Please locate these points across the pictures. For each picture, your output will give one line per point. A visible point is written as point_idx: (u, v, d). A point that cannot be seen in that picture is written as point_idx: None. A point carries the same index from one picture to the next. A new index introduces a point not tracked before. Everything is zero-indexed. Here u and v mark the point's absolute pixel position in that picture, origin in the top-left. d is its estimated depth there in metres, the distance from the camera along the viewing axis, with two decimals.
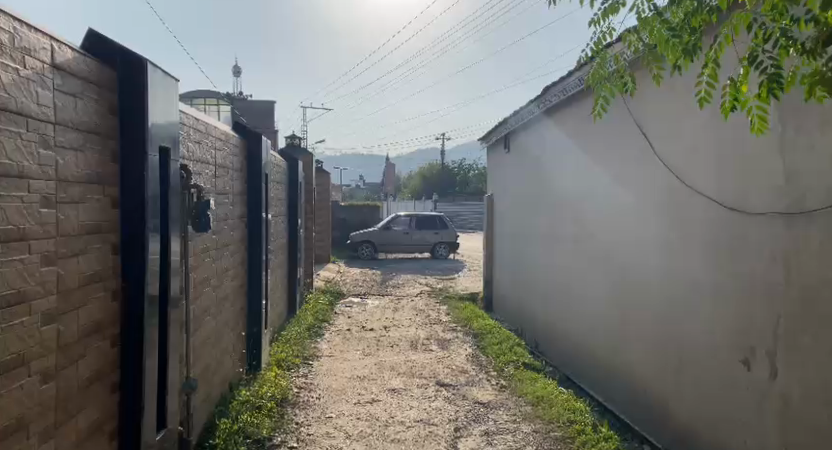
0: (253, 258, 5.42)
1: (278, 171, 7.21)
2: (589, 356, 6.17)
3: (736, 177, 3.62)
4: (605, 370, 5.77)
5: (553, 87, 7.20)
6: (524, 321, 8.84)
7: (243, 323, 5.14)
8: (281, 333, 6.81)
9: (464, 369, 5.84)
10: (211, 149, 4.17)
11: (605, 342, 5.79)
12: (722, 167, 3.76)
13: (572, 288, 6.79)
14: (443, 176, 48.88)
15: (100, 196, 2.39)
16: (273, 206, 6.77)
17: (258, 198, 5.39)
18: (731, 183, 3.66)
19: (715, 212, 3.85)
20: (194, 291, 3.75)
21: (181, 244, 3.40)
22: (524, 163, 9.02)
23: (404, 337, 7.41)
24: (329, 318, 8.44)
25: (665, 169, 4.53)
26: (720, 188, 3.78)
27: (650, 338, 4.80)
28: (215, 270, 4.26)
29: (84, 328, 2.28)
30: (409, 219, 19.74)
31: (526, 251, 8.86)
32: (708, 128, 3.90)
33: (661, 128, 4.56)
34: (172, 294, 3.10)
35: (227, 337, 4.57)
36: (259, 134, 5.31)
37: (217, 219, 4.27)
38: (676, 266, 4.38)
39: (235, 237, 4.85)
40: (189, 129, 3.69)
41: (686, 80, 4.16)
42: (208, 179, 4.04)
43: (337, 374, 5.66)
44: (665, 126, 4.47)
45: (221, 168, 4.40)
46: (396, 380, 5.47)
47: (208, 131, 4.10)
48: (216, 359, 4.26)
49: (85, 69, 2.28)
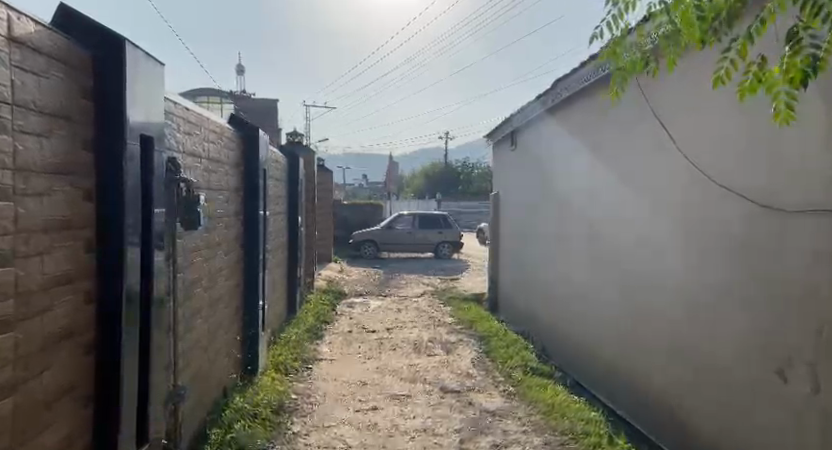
0: (250, 257, 5.19)
1: (278, 168, 6.99)
2: (597, 360, 5.92)
3: (767, 172, 3.37)
4: (612, 373, 5.55)
5: (560, 82, 6.95)
6: (529, 323, 8.60)
7: (238, 326, 4.89)
8: (280, 336, 6.56)
9: (470, 374, 5.60)
10: (203, 142, 3.92)
11: (614, 347, 5.54)
12: (750, 162, 3.51)
13: (580, 289, 6.53)
14: (446, 175, 48.61)
15: (70, 189, 2.15)
16: (272, 203, 6.52)
17: (255, 195, 5.15)
18: (761, 179, 3.41)
19: (741, 210, 3.59)
20: (182, 293, 3.50)
21: (169, 241, 3.16)
22: (529, 161, 8.76)
23: (407, 339, 7.17)
24: (330, 320, 8.20)
25: (683, 163, 4.29)
26: (748, 183, 3.53)
27: (667, 343, 4.54)
28: (207, 269, 4.01)
29: (48, 337, 2.03)
30: (412, 218, 19.49)
31: (532, 250, 8.60)
32: (733, 120, 3.65)
33: (678, 121, 4.31)
34: (155, 297, 2.84)
35: (221, 339, 4.32)
36: (256, 128, 5.07)
37: (209, 216, 4.02)
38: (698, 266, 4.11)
39: (230, 237, 4.62)
40: (179, 119, 3.44)
41: (708, 69, 3.91)
42: (200, 174, 3.80)
43: (337, 379, 5.42)
44: (684, 118, 4.22)
45: (214, 162, 4.15)
46: (398, 386, 5.23)
47: (200, 123, 3.87)
48: (209, 364, 4.02)
49: (50, 45, 2.03)
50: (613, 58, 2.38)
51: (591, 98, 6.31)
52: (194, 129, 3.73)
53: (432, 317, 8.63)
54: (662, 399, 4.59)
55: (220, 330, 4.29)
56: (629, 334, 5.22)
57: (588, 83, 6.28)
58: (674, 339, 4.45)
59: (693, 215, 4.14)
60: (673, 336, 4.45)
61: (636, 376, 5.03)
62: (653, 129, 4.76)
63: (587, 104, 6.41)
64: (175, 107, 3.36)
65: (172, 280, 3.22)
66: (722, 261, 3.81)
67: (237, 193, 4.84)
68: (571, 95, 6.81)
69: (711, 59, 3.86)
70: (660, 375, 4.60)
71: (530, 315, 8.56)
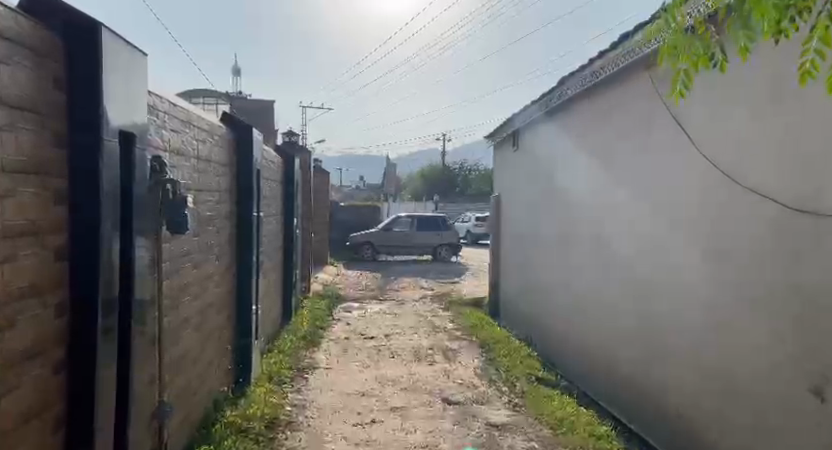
0: (242, 261, 4.95)
1: (273, 168, 6.76)
2: (621, 375, 5.75)
3: (827, 178, 3.21)
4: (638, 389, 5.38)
5: (568, 78, 6.74)
6: (532, 329, 8.39)
7: (230, 335, 4.65)
8: (274, 344, 6.32)
9: (473, 384, 5.37)
10: (192, 140, 3.69)
11: (641, 358, 5.33)
12: (808, 167, 3.34)
13: (595, 295, 6.36)
14: (444, 177, 48.31)
15: (37, 190, 1.91)
16: (266, 205, 6.28)
17: (249, 196, 4.92)
18: (821, 184, 3.25)
19: (799, 217, 3.43)
20: (170, 302, 3.27)
21: (153, 246, 2.92)
22: (532, 162, 8.55)
23: (405, 346, 6.95)
24: (327, 326, 7.95)
25: (721, 169, 4.12)
26: (809, 188, 3.34)
27: (703, 355, 4.45)
28: (196, 276, 3.77)
29: (10, 357, 1.80)
30: (410, 220, 19.20)
31: (535, 254, 8.38)
32: (787, 123, 3.48)
33: (718, 125, 4.15)
34: (138, 307, 2.61)
35: (212, 349, 4.09)
36: (249, 125, 4.85)
37: (198, 220, 3.79)
38: (742, 277, 3.97)
39: (221, 240, 4.39)
40: (165, 115, 3.21)
41: (753, 71, 3.74)
42: (188, 173, 3.57)
43: (334, 390, 5.19)
44: (725, 124, 4.06)
45: (203, 162, 3.92)
46: (397, 397, 5.00)
47: (189, 121, 3.64)
48: (199, 376, 3.79)
49: (13, 28, 1.79)
50: (670, 54, 2.07)
51: (607, 92, 6.11)
52: (182, 127, 3.50)
53: (431, 323, 8.40)
54: (701, 420, 4.43)
55: (210, 340, 4.05)
56: (658, 348, 5.12)
57: (602, 77, 6.08)
58: (711, 351, 4.36)
59: (736, 217, 4.00)
60: (708, 347, 4.36)
61: (670, 393, 4.88)
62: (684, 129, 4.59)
63: (603, 99, 6.21)
64: (160, 102, 3.13)
65: (156, 288, 2.99)
66: (775, 267, 3.64)
67: (229, 194, 4.61)
68: (584, 89, 6.59)
69: (758, 62, 3.69)
70: (700, 400, 4.47)
71: (534, 321, 8.33)
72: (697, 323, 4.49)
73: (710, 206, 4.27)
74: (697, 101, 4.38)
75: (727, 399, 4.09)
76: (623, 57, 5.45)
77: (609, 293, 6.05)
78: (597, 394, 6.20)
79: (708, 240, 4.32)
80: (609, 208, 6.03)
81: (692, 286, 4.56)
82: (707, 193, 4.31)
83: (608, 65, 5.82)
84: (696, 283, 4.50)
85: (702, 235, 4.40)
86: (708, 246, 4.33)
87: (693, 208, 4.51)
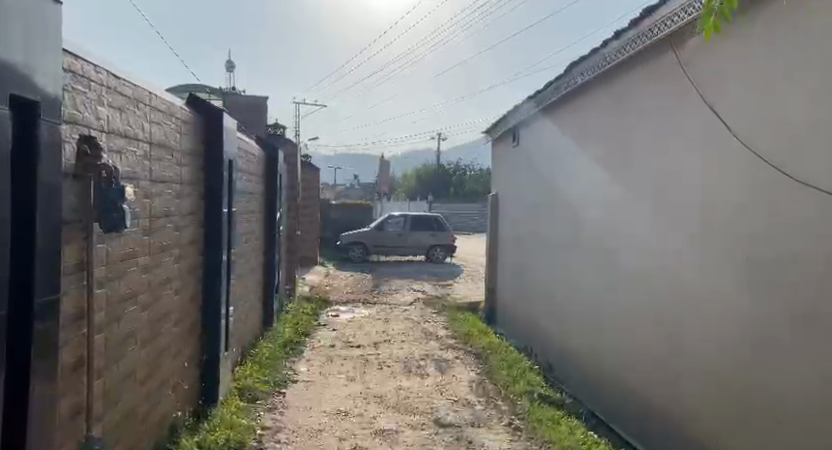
0: (210, 264, 4.39)
1: (251, 162, 6.18)
2: (630, 387, 5.16)
3: None
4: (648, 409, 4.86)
5: (572, 69, 6.16)
6: (532, 337, 7.83)
7: (193, 349, 4.11)
8: (251, 353, 5.77)
9: (469, 403, 4.82)
10: (142, 121, 3.10)
11: (651, 376, 4.82)
12: None
13: (600, 306, 5.84)
14: (439, 176, 47.65)
15: None
16: (243, 201, 5.69)
17: (217, 190, 4.36)
18: None
19: None
20: (108, 314, 2.71)
21: (76, 246, 2.34)
22: (532, 159, 7.99)
23: (396, 356, 6.42)
24: (311, 333, 7.40)
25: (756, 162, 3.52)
26: None
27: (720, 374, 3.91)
28: (147, 282, 3.22)
29: None
30: (404, 220, 18.63)
31: (535, 257, 7.84)
32: None
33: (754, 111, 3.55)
34: (52, 324, 2.04)
35: (168, 366, 3.55)
36: (219, 110, 4.29)
37: (149, 216, 3.23)
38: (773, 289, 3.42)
39: (181, 241, 3.83)
40: (104, 89, 2.63)
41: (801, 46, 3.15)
42: (135, 162, 2.99)
43: (313, 408, 4.64)
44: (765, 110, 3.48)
45: (157, 148, 3.33)
46: (384, 418, 4.45)
47: (139, 98, 3.06)
48: (148, 398, 3.22)
49: None
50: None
51: (613, 82, 5.55)
52: (129, 105, 2.92)
53: (424, 330, 7.84)
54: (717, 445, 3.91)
55: (165, 354, 3.49)
56: (667, 364, 4.60)
57: (606, 68, 5.52)
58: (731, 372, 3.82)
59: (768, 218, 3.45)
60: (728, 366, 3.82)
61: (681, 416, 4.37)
62: (707, 116, 4.01)
63: (609, 89, 5.64)
64: (96, 71, 2.55)
65: (83, 297, 2.42)
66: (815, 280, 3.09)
67: (193, 188, 4.04)
68: (587, 81, 6.01)
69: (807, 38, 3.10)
70: (714, 423, 3.95)
71: (533, 329, 7.78)
72: (714, 337, 3.95)
73: (732, 206, 3.72)
74: (722, 87, 3.83)
75: (752, 426, 3.55)
76: (631, 44, 4.90)
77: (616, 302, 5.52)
78: (602, 410, 5.67)
79: (729, 243, 3.79)
80: (616, 208, 5.47)
81: (711, 296, 4.04)
82: (729, 190, 3.77)
83: (613, 54, 5.27)
84: (717, 293, 3.97)
85: (721, 236, 3.87)
86: (727, 251, 3.78)
87: (711, 207, 3.96)
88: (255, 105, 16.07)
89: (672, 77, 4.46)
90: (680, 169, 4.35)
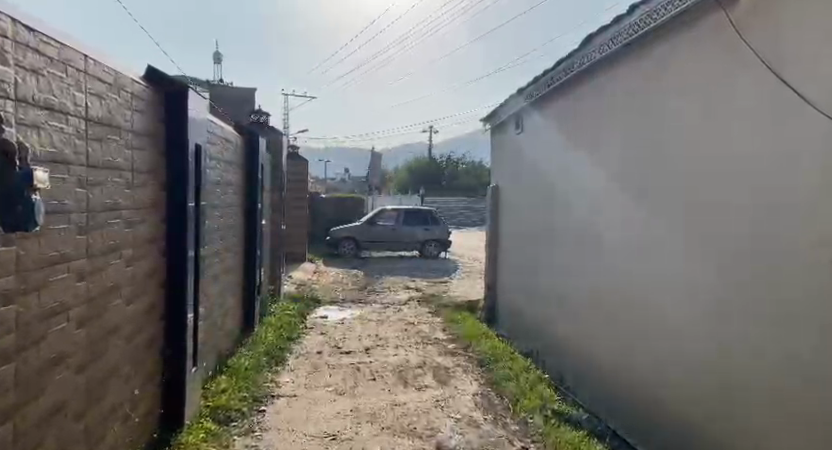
0: (173, 268, 3.76)
1: (228, 150, 5.53)
2: (657, 402, 4.61)
3: None
4: (679, 431, 4.31)
5: (587, 44, 5.52)
6: (538, 340, 7.28)
7: (153, 369, 3.51)
8: (228, 363, 5.16)
9: (475, 422, 4.25)
10: (73, 91, 2.47)
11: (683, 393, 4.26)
12: None
13: (618, 309, 5.27)
14: (432, 169, 47.04)
15: None
16: (216, 194, 5.05)
17: (182, 180, 3.73)
18: None
19: None
20: (25, 341, 2.11)
21: None
22: (536, 147, 7.39)
23: (389, 363, 5.82)
24: (297, 338, 6.78)
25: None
26: None
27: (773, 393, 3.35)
28: (86, 292, 2.62)
29: None
30: (396, 214, 18.10)
31: (540, 253, 7.27)
32: None
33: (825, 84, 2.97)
34: None
35: (117, 391, 2.96)
36: (182, 86, 3.65)
37: (89, 211, 2.62)
38: None
39: (135, 241, 3.22)
40: (9, 43, 1.99)
41: None
42: (62, 142, 2.36)
43: (296, 431, 4.04)
44: None
45: (98, 126, 2.71)
46: (377, 442, 3.86)
47: (67, 61, 2.42)
48: (85, 436, 2.61)
49: None
50: None
51: (636, 58, 4.93)
52: (52, 68, 2.28)
53: (420, 333, 7.25)
54: None
55: (110, 378, 2.88)
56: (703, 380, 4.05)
57: (626, 42, 4.92)
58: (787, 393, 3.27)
59: None
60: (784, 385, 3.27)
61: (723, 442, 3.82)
62: (764, 91, 3.43)
63: (631, 66, 5.02)
64: None
65: None
66: None
67: (149, 177, 3.42)
68: (604, 58, 5.39)
69: None
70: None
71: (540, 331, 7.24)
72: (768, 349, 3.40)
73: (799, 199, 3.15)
74: (788, 54, 3.23)
75: None
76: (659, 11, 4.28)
77: (635, 306, 4.97)
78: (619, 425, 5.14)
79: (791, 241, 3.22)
80: (641, 200, 4.87)
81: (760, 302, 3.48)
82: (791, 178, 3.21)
83: (639, 24, 4.63)
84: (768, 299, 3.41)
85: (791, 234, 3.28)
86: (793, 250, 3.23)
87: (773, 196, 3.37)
88: (237, 95, 15.34)
89: (714, 48, 3.88)
90: (728, 152, 3.74)
